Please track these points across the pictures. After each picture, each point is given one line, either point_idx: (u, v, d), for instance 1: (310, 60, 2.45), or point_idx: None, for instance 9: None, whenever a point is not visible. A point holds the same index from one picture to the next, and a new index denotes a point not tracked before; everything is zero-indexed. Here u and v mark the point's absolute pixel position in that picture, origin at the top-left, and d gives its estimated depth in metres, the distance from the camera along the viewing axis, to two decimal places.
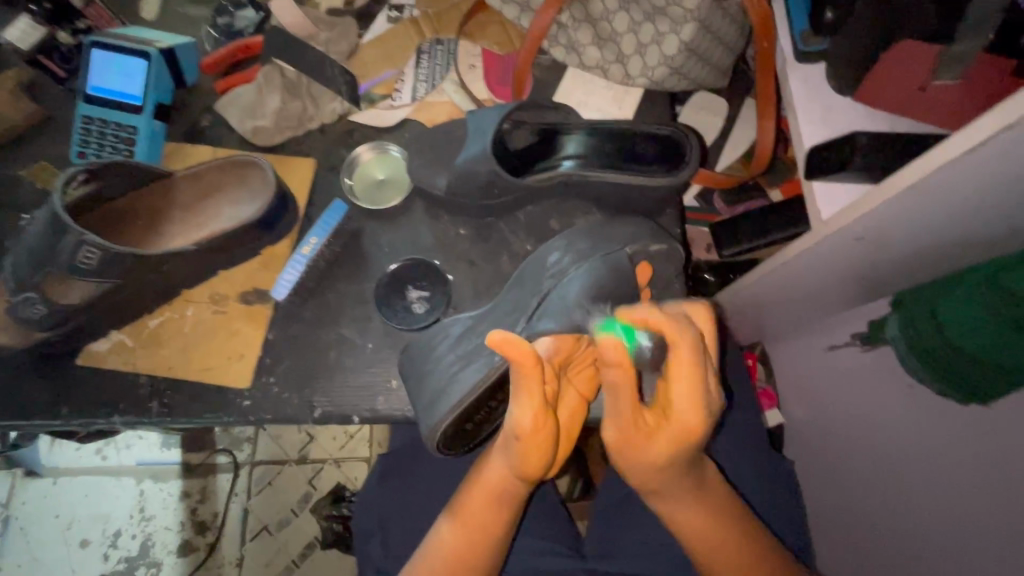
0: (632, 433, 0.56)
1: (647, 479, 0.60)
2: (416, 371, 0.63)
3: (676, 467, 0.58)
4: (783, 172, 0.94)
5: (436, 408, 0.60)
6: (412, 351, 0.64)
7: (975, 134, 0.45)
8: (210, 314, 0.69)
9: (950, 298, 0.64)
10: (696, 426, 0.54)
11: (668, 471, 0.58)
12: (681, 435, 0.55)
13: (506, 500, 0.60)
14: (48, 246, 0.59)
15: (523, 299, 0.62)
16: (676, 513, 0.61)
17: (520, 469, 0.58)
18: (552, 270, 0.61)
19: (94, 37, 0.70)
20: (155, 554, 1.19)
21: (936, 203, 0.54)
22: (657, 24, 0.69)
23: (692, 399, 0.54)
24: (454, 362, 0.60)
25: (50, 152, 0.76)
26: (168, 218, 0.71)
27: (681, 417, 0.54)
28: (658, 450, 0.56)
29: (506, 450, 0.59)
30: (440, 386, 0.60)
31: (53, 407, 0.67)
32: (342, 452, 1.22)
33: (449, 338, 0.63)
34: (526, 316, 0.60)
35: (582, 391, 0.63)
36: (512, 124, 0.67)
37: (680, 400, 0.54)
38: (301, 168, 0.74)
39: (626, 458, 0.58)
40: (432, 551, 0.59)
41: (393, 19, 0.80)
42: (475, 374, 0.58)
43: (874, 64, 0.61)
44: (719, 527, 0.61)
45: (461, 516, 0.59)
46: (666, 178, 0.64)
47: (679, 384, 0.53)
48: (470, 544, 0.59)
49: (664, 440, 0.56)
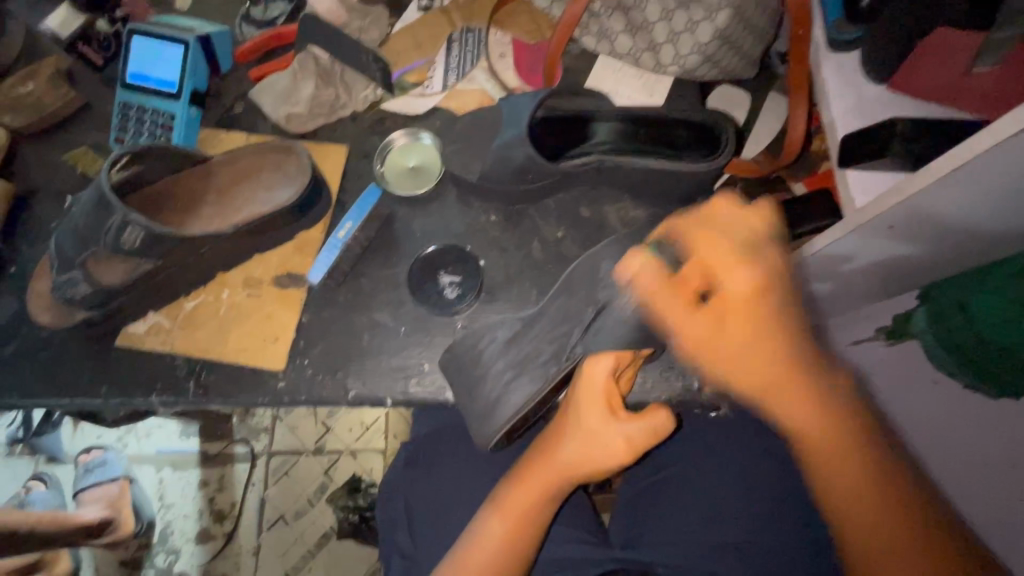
0: (693, 324, 0.51)
1: (754, 386, 0.51)
2: (467, 378, 0.64)
3: (777, 360, 0.50)
4: (809, 165, 0.94)
5: (492, 417, 0.61)
6: (457, 352, 0.65)
7: (1020, 116, 0.44)
8: (245, 298, 0.70)
9: (986, 288, 0.64)
10: (763, 275, 0.49)
11: (779, 359, 0.50)
12: (756, 293, 0.49)
13: (553, 499, 0.59)
14: (92, 225, 0.60)
15: (574, 308, 0.61)
16: (795, 417, 0.52)
17: (589, 472, 0.57)
18: (605, 280, 0.60)
19: (134, 25, 0.72)
20: (175, 542, 1.21)
21: (979, 188, 0.52)
22: (691, 12, 0.69)
23: (738, 262, 0.50)
24: (507, 370, 0.61)
25: (89, 138, 0.77)
26: (202, 201, 0.71)
27: (725, 281, 0.49)
28: (735, 351, 0.50)
29: (570, 468, 0.57)
30: (493, 396, 0.62)
31: (91, 388, 0.68)
32: (359, 443, 1.22)
33: (496, 342, 0.63)
34: (580, 328, 0.59)
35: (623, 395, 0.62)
36: (544, 111, 0.68)
37: (713, 259, 0.50)
38: (333, 154, 0.75)
39: (705, 365, 0.52)
40: (472, 549, 0.57)
41: (423, 8, 0.80)
42: (531, 385, 0.60)
43: (913, 49, 0.61)
44: (844, 439, 0.52)
45: (505, 510, 0.58)
46: (702, 163, 0.64)
47: (719, 255, 0.50)
48: (511, 543, 0.57)
49: (733, 315, 0.49)
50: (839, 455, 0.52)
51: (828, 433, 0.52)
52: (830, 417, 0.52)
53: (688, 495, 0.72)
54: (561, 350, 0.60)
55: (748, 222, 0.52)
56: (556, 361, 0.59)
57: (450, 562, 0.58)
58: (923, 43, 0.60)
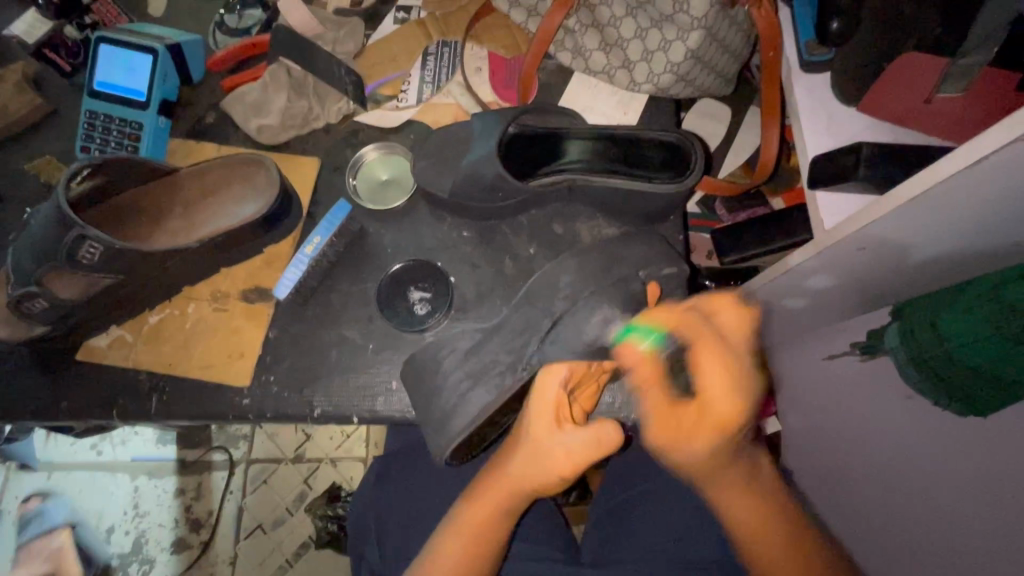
0: (676, 429, 0.54)
1: (696, 474, 0.56)
2: (423, 389, 0.63)
3: (722, 462, 0.55)
4: (785, 181, 0.95)
5: (448, 427, 0.61)
6: (418, 363, 0.64)
7: (979, 147, 0.45)
8: (211, 312, 0.69)
9: (951, 309, 0.64)
10: (732, 412, 0.52)
11: (722, 466, 0.56)
12: (720, 426, 0.52)
13: (511, 513, 0.58)
14: (50, 241, 0.58)
15: (533, 319, 0.60)
16: (721, 494, 0.57)
17: (533, 487, 0.57)
18: (565, 293, 0.60)
19: (101, 33, 0.70)
20: (149, 551, 1.18)
21: (941, 214, 0.53)
22: (664, 31, 0.69)
23: (728, 384, 0.52)
24: (463, 380, 0.61)
25: (55, 146, 0.76)
26: (168, 214, 0.70)
27: (717, 407, 0.52)
28: (698, 449, 0.53)
29: (524, 479, 0.57)
30: (449, 406, 0.61)
31: (53, 402, 0.67)
32: (339, 452, 1.21)
33: (456, 354, 0.62)
34: (538, 338, 0.59)
35: (584, 407, 0.63)
36: (517, 127, 0.67)
37: (713, 392, 0.52)
38: (304, 167, 0.74)
39: (669, 458, 0.56)
40: (429, 564, 0.57)
41: (400, 20, 0.80)
42: (486, 395, 0.59)
43: (881, 74, 0.61)
44: (772, 519, 0.57)
45: (461, 527, 0.57)
46: (671, 184, 0.64)
47: (710, 381, 0.52)
48: (470, 558, 0.57)
49: (705, 435, 0.53)
50: (758, 532, 0.56)
51: (767, 530, 0.57)
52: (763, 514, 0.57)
53: (661, 511, 0.72)
54: (517, 360, 0.59)
55: (727, 326, 0.55)
56: (511, 373, 0.59)
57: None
58: (891, 68, 0.60)
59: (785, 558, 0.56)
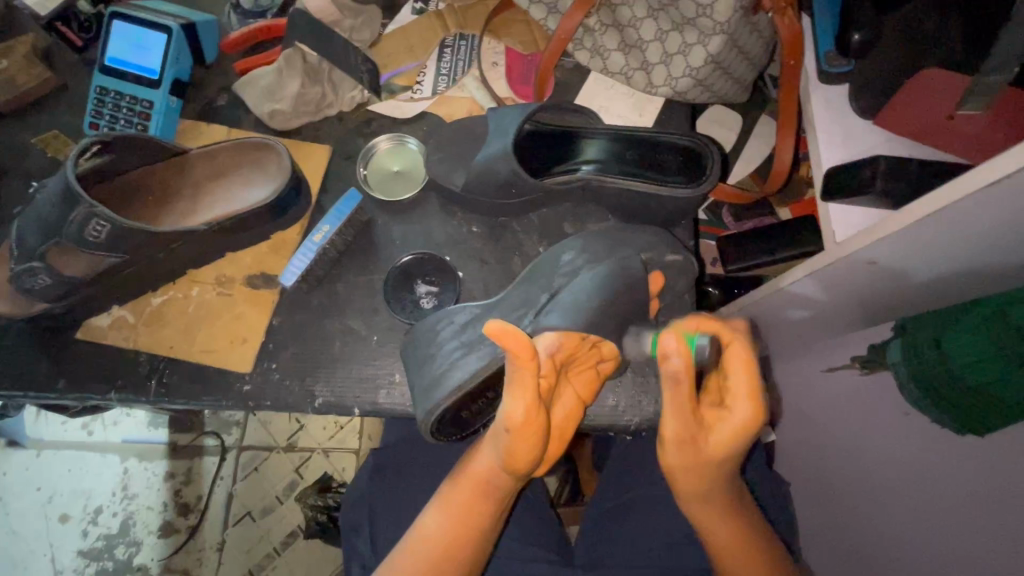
0: (693, 432, 0.52)
1: (694, 485, 0.56)
2: (417, 355, 0.62)
3: (722, 470, 0.54)
4: (795, 193, 0.95)
5: (433, 392, 0.58)
6: (415, 335, 0.63)
7: (998, 167, 0.45)
8: (215, 296, 0.68)
9: (956, 327, 0.64)
10: (755, 419, 0.51)
11: (716, 477, 0.55)
12: (740, 435, 0.52)
13: (495, 494, 0.58)
14: (56, 217, 0.58)
15: (532, 294, 0.61)
16: (701, 514, 0.58)
17: (505, 460, 0.54)
18: (564, 269, 0.61)
19: (115, 8, 0.69)
20: (136, 534, 1.17)
21: (953, 233, 0.53)
22: (685, 35, 0.69)
23: (752, 395, 0.52)
24: (457, 349, 0.59)
25: (62, 121, 0.75)
26: (176, 194, 0.69)
27: (740, 411, 0.52)
28: (714, 452, 0.53)
29: (494, 443, 0.55)
30: (439, 371, 0.59)
31: (49, 379, 0.66)
32: (331, 442, 1.20)
33: (453, 325, 0.61)
34: (533, 312, 0.59)
35: (580, 393, 0.59)
36: (533, 124, 0.68)
37: (736, 394, 0.52)
38: (315, 154, 0.74)
39: (681, 460, 0.54)
40: (415, 542, 0.57)
41: (418, 11, 0.79)
42: (477, 361, 0.56)
43: (901, 87, 0.61)
44: (749, 539, 0.58)
45: (449, 506, 0.57)
46: (686, 189, 0.64)
47: (739, 385, 0.52)
48: (453, 534, 0.56)
49: (724, 434, 0.52)
50: (734, 549, 0.58)
51: (739, 536, 0.58)
52: (740, 535, 0.58)
53: (658, 517, 0.72)
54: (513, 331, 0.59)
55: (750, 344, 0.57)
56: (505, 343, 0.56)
57: (395, 557, 0.57)
58: (911, 83, 0.60)
59: (757, 569, 0.58)
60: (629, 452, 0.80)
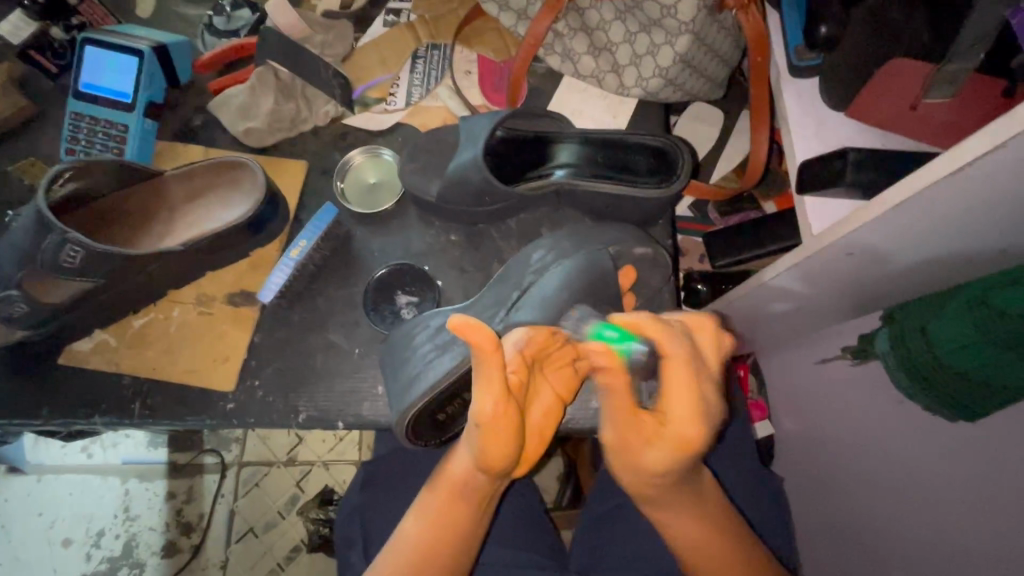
0: (631, 439, 0.50)
1: (644, 490, 0.54)
2: (394, 358, 0.62)
3: (671, 480, 0.52)
4: (778, 185, 0.95)
5: (408, 393, 0.58)
6: (393, 340, 0.63)
7: (965, 152, 0.45)
8: (196, 316, 0.68)
9: (942, 313, 0.63)
10: (692, 436, 0.48)
11: (664, 483, 0.52)
12: (677, 449, 0.49)
13: (472, 497, 0.57)
14: (32, 245, 0.58)
15: (504, 294, 0.62)
16: (663, 515, 0.56)
17: (480, 463, 0.53)
18: (534, 266, 0.62)
19: (86, 34, 0.70)
20: (139, 555, 1.17)
21: (927, 218, 0.53)
22: (652, 35, 0.69)
23: (694, 412, 0.48)
24: (431, 351, 0.59)
25: (41, 149, 0.75)
26: (154, 218, 0.70)
27: (680, 429, 0.48)
28: (651, 463, 0.50)
29: (470, 444, 0.54)
30: (414, 372, 0.59)
31: (35, 407, 0.66)
32: (330, 455, 1.20)
33: (429, 329, 0.61)
34: (505, 309, 0.60)
35: (558, 391, 0.58)
36: (505, 130, 0.68)
37: (677, 413, 0.48)
38: (291, 170, 0.74)
39: (620, 461, 0.53)
40: (394, 548, 0.57)
41: (390, 23, 0.80)
42: (450, 361, 0.56)
43: (869, 79, 0.61)
44: (718, 540, 0.57)
45: (428, 512, 0.57)
46: (657, 190, 0.64)
47: (677, 401, 0.48)
48: (433, 540, 0.56)
49: (661, 445, 0.49)
50: (697, 550, 0.57)
51: (712, 537, 0.57)
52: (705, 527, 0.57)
53: (650, 516, 0.72)
54: None
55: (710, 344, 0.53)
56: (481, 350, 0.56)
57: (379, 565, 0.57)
58: (878, 75, 0.60)
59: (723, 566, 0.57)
60: None
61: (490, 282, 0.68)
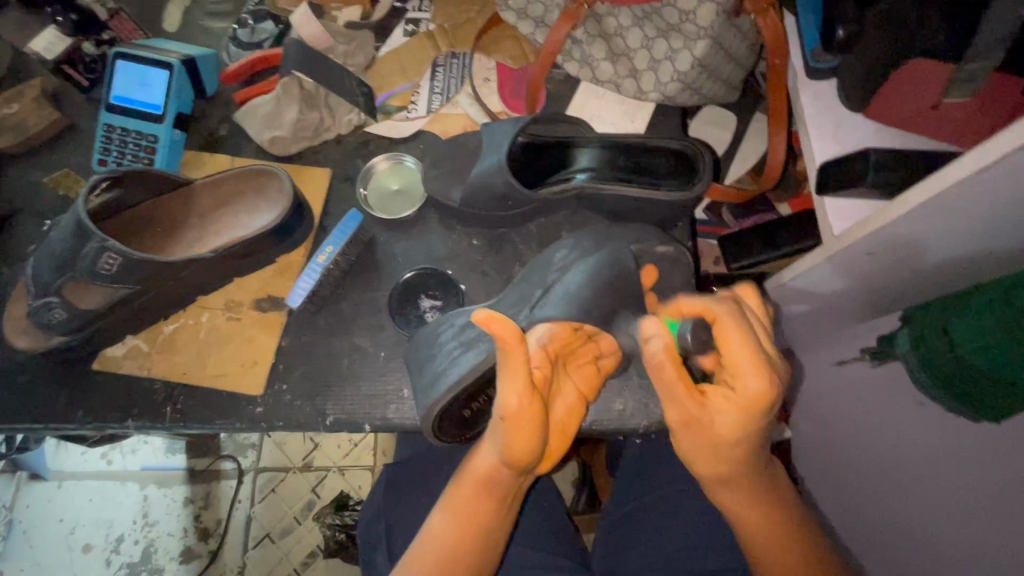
0: (697, 409, 0.51)
1: (718, 467, 0.55)
2: (419, 355, 0.63)
3: (744, 446, 0.53)
4: (794, 186, 0.95)
5: (434, 388, 0.59)
6: (418, 338, 0.64)
7: (990, 150, 0.45)
8: (224, 321, 0.70)
9: (960, 314, 0.63)
10: (762, 391, 0.50)
11: (738, 451, 0.53)
12: (751, 408, 0.50)
13: (497, 491, 0.57)
14: (70, 253, 0.59)
15: (527, 291, 0.62)
16: (725, 491, 0.57)
17: (504, 458, 0.54)
18: (557, 265, 0.62)
19: (119, 48, 0.72)
20: (158, 560, 1.18)
21: (953, 219, 0.53)
22: (670, 41, 0.70)
23: (756, 366, 0.50)
24: (456, 347, 0.60)
25: (72, 159, 0.78)
26: (183, 225, 0.71)
27: (748, 386, 0.50)
28: (724, 427, 0.51)
29: (495, 439, 0.55)
30: (439, 368, 0.60)
31: (68, 411, 0.68)
32: (346, 460, 1.21)
33: (453, 327, 0.62)
34: (528, 306, 0.60)
35: (581, 387, 0.58)
36: (527, 137, 0.69)
37: (742, 370, 0.50)
38: (316, 177, 0.75)
39: (691, 441, 0.54)
40: (423, 541, 0.57)
41: (410, 32, 0.81)
42: (475, 357, 0.57)
43: (888, 79, 0.62)
44: (768, 514, 0.57)
45: (453, 508, 0.57)
46: (680, 193, 0.65)
47: (738, 359, 0.50)
48: (460, 537, 0.57)
49: (732, 408, 0.51)
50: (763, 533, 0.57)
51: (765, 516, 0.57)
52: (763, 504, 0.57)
53: (672, 518, 0.72)
54: None
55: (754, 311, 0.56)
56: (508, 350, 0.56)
57: (406, 561, 0.57)
58: (899, 73, 0.61)
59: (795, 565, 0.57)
60: (642, 454, 0.80)
61: (511, 281, 0.69)
